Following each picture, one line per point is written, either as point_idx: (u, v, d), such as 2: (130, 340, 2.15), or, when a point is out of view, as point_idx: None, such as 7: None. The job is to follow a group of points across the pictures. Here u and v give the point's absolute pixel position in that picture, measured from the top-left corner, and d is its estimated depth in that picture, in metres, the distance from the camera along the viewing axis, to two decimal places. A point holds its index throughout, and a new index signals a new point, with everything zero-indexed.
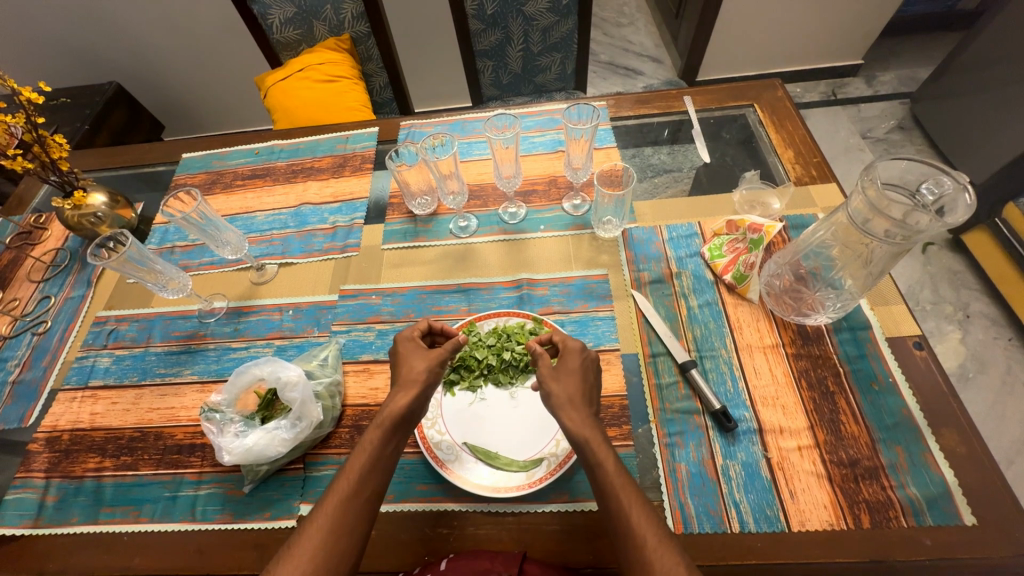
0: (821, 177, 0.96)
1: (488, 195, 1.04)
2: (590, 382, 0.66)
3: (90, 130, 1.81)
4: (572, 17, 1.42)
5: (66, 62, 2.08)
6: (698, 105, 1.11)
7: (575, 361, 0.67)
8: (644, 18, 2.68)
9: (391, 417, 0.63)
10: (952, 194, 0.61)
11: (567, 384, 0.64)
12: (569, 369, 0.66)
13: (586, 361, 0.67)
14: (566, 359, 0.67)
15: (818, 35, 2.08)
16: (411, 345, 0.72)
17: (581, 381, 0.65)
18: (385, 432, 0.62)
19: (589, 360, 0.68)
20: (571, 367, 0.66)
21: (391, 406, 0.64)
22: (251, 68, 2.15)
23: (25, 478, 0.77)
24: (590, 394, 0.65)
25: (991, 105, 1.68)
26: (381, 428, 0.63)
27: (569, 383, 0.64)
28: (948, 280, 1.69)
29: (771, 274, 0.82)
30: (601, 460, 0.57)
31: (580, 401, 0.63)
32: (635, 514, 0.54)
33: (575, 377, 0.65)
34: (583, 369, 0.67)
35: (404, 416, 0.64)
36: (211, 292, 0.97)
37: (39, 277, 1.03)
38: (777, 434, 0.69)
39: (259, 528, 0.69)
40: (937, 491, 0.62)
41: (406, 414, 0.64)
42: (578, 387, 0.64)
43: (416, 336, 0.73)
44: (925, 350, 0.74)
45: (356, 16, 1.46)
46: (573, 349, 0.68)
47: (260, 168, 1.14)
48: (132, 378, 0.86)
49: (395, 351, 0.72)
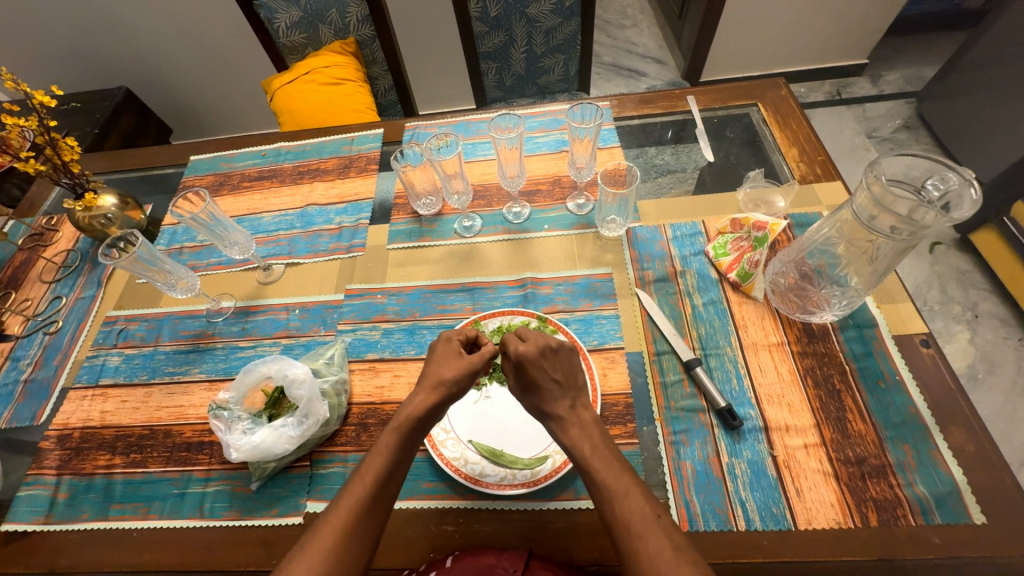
0: (825, 175, 0.96)
1: (492, 195, 1.04)
2: (557, 380, 0.63)
3: (99, 134, 1.84)
4: (574, 18, 1.42)
5: (78, 69, 2.12)
6: (701, 104, 1.11)
7: (533, 372, 0.63)
8: (648, 19, 2.69)
9: (408, 420, 0.64)
10: (958, 189, 0.62)
11: (540, 398, 0.64)
12: (532, 382, 0.63)
13: (540, 367, 0.62)
14: (520, 372, 0.63)
15: (823, 35, 2.08)
16: (447, 348, 0.69)
17: (559, 387, 0.63)
18: (403, 435, 0.63)
19: (540, 359, 0.62)
20: (534, 379, 0.63)
21: (409, 408, 0.65)
22: (257, 71, 2.17)
23: (36, 475, 0.78)
24: (567, 391, 0.64)
25: (998, 104, 1.67)
26: (398, 430, 0.63)
27: (541, 399, 0.63)
28: (955, 280, 1.67)
29: (776, 272, 0.82)
30: (587, 458, 0.59)
31: (567, 404, 0.63)
32: (619, 503, 0.55)
33: (546, 390, 0.63)
34: (544, 375, 0.63)
35: (424, 419, 0.65)
36: (219, 292, 0.98)
37: (51, 278, 1.05)
38: (783, 432, 0.69)
39: (267, 525, 0.69)
40: (945, 489, 0.62)
41: (424, 417, 0.65)
42: (557, 394, 0.63)
43: (455, 339, 0.71)
44: (933, 348, 0.74)
45: (361, 19, 1.47)
46: (519, 361, 0.62)
47: (267, 170, 1.15)
48: (141, 376, 0.87)
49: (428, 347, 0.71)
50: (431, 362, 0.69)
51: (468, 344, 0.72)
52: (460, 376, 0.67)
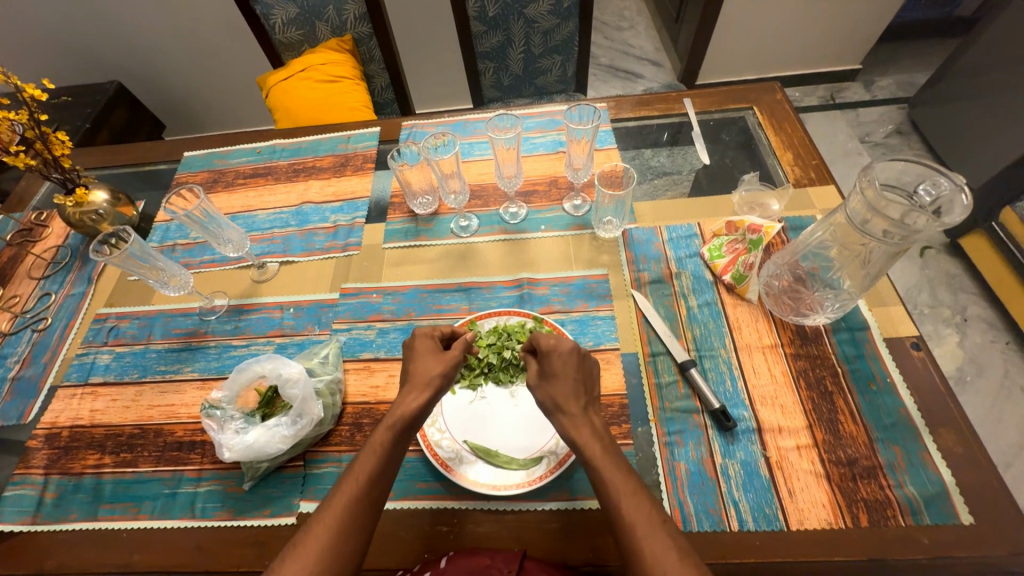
0: (819, 179, 0.97)
1: (488, 195, 1.04)
2: (576, 377, 0.64)
3: (91, 129, 1.82)
4: (572, 19, 1.43)
5: (70, 63, 2.10)
6: (697, 107, 1.12)
7: (557, 361, 0.65)
8: (645, 22, 2.70)
9: (402, 420, 0.63)
10: (949, 195, 0.62)
11: (554, 388, 0.64)
12: (552, 372, 0.65)
13: (564, 358, 0.65)
14: (544, 362, 0.66)
15: (818, 40, 2.09)
16: (426, 344, 0.70)
17: (575, 383, 0.64)
18: (397, 434, 0.63)
19: (568, 352, 0.65)
20: (556, 369, 0.65)
21: (403, 407, 0.64)
22: (252, 67, 2.15)
23: (24, 475, 0.77)
24: (581, 391, 0.64)
25: (989, 110, 1.70)
26: (392, 429, 0.63)
27: (555, 389, 0.64)
28: (945, 284, 1.69)
29: (770, 274, 0.83)
30: (597, 458, 0.58)
31: (579, 403, 0.63)
32: (625, 504, 0.55)
33: (562, 382, 0.64)
34: (566, 368, 0.65)
35: (416, 417, 0.64)
36: (212, 290, 0.97)
37: (40, 274, 1.03)
38: (776, 433, 0.69)
39: (259, 525, 0.69)
40: (934, 490, 0.63)
41: (417, 417, 0.64)
42: (571, 389, 0.63)
43: (434, 334, 0.71)
44: (923, 351, 0.75)
45: (358, 17, 1.47)
46: (548, 350, 0.65)
47: (262, 167, 1.15)
48: (132, 374, 0.86)
49: (426, 346, 0.71)
50: (411, 361, 0.70)
51: (445, 339, 0.74)
52: (448, 371, 0.68)
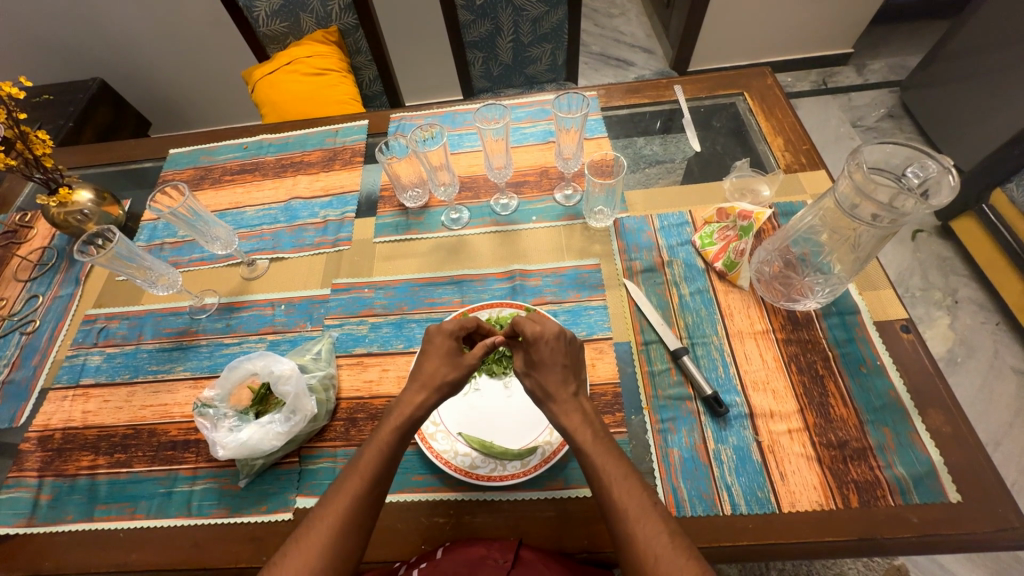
0: (810, 164, 0.97)
1: (479, 186, 1.04)
2: (563, 363, 0.65)
3: (75, 127, 1.79)
4: (561, 6, 1.41)
5: (50, 60, 2.05)
6: (688, 94, 1.11)
7: (544, 349, 0.65)
8: (635, 8, 2.67)
9: (408, 419, 0.64)
10: (937, 177, 0.62)
11: (545, 377, 0.64)
12: (540, 359, 0.65)
13: (552, 345, 0.65)
14: (531, 350, 0.65)
15: (809, 24, 2.08)
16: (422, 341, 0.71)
17: (565, 369, 0.65)
18: (400, 434, 0.63)
19: (553, 339, 0.65)
20: (543, 357, 0.65)
21: (405, 405, 0.65)
22: (238, 62, 2.12)
23: (17, 478, 0.77)
24: (571, 377, 0.65)
25: (979, 92, 1.70)
26: (397, 429, 0.63)
27: (546, 377, 0.64)
28: (936, 266, 1.70)
29: (761, 260, 0.83)
30: (588, 444, 0.59)
31: (569, 389, 0.64)
32: (617, 488, 0.56)
33: (551, 368, 0.64)
34: (554, 355, 0.65)
35: (415, 414, 0.65)
36: (202, 288, 0.96)
37: (27, 276, 1.02)
38: (767, 418, 0.70)
39: (256, 521, 0.69)
40: (923, 469, 0.64)
41: (417, 412, 0.65)
42: (560, 376, 0.64)
43: (454, 333, 0.70)
44: (912, 333, 0.75)
45: (343, 7, 1.44)
46: (534, 338, 0.65)
47: (249, 163, 1.13)
48: (123, 375, 0.86)
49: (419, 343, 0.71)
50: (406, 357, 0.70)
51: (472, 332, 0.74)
52: (440, 363, 0.68)
